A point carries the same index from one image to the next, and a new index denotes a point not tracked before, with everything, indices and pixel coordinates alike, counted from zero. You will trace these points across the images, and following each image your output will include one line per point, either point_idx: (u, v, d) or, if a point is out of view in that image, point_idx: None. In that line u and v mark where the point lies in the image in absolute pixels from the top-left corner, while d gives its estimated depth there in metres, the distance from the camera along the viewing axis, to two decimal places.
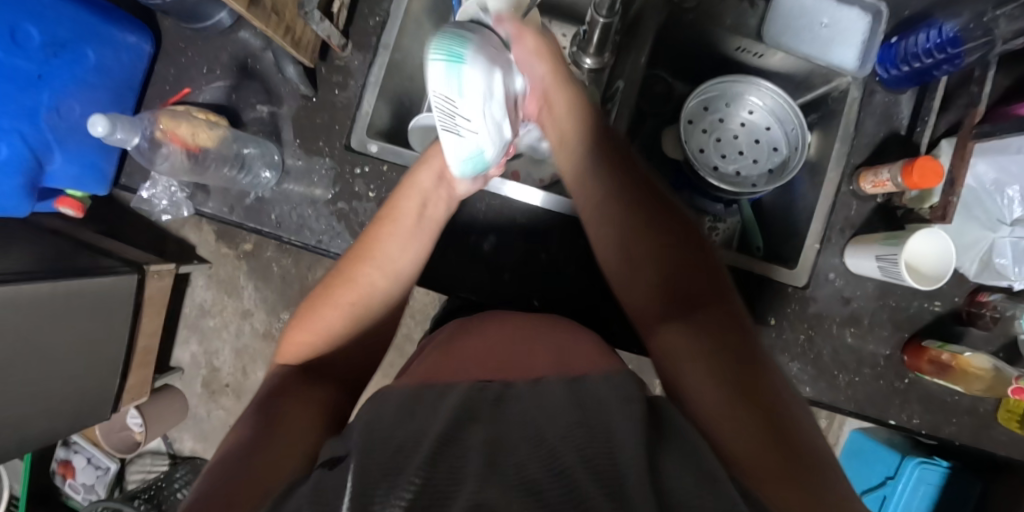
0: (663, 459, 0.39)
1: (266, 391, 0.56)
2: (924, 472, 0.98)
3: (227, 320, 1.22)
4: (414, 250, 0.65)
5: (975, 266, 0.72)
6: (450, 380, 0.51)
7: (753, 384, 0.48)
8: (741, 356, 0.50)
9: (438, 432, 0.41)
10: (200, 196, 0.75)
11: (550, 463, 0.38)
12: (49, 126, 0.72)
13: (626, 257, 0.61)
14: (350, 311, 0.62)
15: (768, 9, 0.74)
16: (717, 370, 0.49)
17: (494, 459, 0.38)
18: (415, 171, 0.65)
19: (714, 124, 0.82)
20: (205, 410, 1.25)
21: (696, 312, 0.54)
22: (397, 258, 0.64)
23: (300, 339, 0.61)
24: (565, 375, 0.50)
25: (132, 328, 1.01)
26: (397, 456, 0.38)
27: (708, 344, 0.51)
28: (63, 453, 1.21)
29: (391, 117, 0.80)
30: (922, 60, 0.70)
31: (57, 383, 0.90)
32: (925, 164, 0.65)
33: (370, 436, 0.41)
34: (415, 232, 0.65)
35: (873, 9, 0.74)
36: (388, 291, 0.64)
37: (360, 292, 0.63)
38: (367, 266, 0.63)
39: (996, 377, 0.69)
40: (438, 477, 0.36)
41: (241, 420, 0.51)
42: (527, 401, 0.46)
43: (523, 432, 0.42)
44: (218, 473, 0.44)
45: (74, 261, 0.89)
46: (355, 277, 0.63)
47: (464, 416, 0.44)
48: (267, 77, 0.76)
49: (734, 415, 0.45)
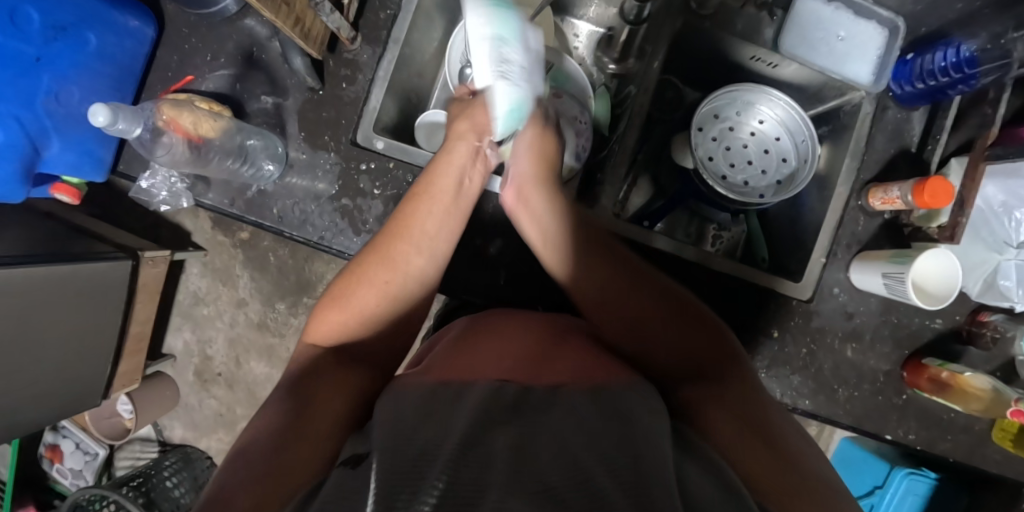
0: (694, 480, 0.38)
1: (297, 371, 0.54)
2: (911, 483, 0.99)
3: (221, 309, 1.20)
4: (447, 221, 0.62)
5: (978, 286, 0.73)
6: (474, 377, 0.50)
7: (769, 429, 0.48)
8: (754, 410, 0.50)
9: (460, 435, 0.39)
10: (201, 188, 0.73)
11: (574, 470, 0.37)
12: (47, 113, 0.70)
13: (623, 328, 0.58)
14: (389, 291, 0.59)
15: (784, 21, 0.74)
16: (740, 424, 0.48)
17: (520, 462, 0.37)
18: (453, 148, 0.63)
19: (723, 132, 0.82)
20: (196, 399, 1.24)
21: (705, 372, 0.54)
22: (431, 234, 0.61)
23: (333, 319, 0.58)
24: (585, 386, 0.49)
25: (125, 314, 0.99)
26: (421, 459, 0.37)
27: (722, 396, 0.51)
28: (51, 438, 1.19)
29: (398, 113, 0.78)
30: (938, 79, 0.70)
31: (47, 366, 0.88)
32: (937, 183, 0.65)
33: (393, 435, 0.40)
34: (446, 209, 0.62)
35: (890, 24, 0.74)
36: (422, 267, 0.61)
37: (395, 267, 0.59)
38: (402, 245, 0.60)
39: (995, 399, 0.69)
40: (464, 479, 0.35)
41: (275, 409, 0.49)
42: (551, 407, 0.45)
43: (545, 434, 0.41)
44: (248, 462, 0.43)
45: (66, 245, 0.87)
46: (394, 257, 0.59)
47: (484, 416, 0.42)
48: (273, 67, 0.75)
49: (759, 456, 0.45)
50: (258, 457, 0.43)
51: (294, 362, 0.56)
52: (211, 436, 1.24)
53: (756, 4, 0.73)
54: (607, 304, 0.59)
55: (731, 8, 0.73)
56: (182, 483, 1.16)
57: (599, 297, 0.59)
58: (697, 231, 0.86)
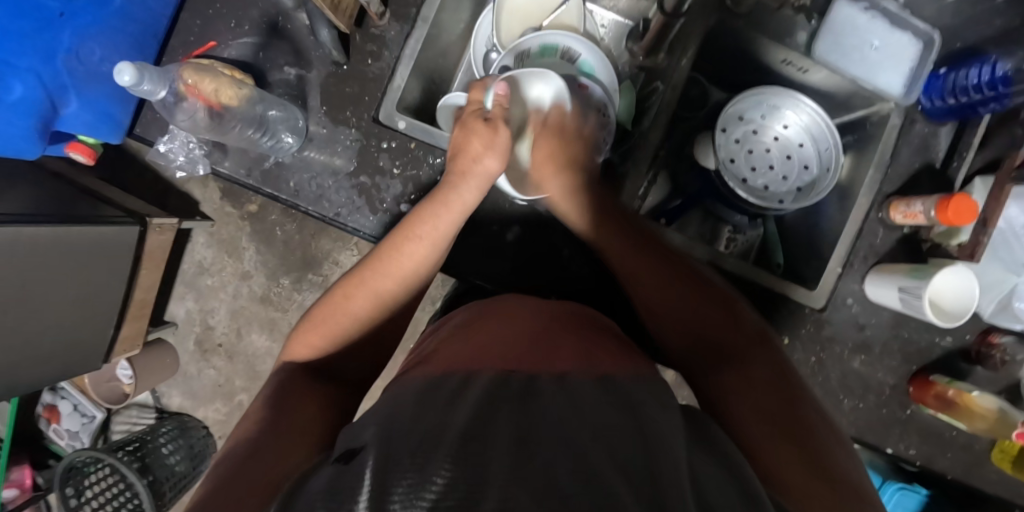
0: (705, 475, 0.38)
1: (274, 387, 0.54)
2: (902, 498, 0.99)
3: (225, 280, 1.19)
4: (431, 259, 0.61)
5: (992, 307, 0.72)
6: (475, 368, 0.49)
7: (792, 422, 0.48)
8: (774, 390, 0.50)
9: (462, 426, 0.39)
10: (217, 155, 0.73)
11: (581, 464, 0.36)
12: (66, 69, 0.69)
13: (667, 311, 0.59)
14: (368, 322, 0.59)
15: (819, 28, 0.73)
16: (766, 425, 0.47)
17: (522, 453, 0.37)
18: (461, 187, 0.62)
19: (748, 134, 0.81)
20: (196, 368, 1.23)
21: (739, 364, 0.54)
22: (416, 272, 0.60)
23: (312, 340, 0.58)
24: (592, 374, 0.49)
25: (129, 280, 0.98)
26: (420, 452, 0.36)
27: (753, 384, 0.51)
28: (49, 398, 1.18)
29: (421, 92, 0.78)
30: (970, 95, 0.70)
31: (47, 329, 0.87)
32: (961, 200, 0.64)
33: (388, 433, 0.40)
34: (437, 246, 0.61)
35: (925, 36, 0.73)
36: (399, 298, 0.60)
37: (377, 298, 0.59)
38: (387, 278, 0.59)
39: (1001, 419, 0.69)
40: (464, 471, 0.34)
41: (256, 419, 0.49)
42: (558, 393, 0.45)
43: (550, 420, 0.41)
44: (229, 465, 0.43)
45: (74, 208, 0.87)
46: (369, 284, 0.59)
47: (489, 407, 0.42)
48: (298, 39, 0.74)
49: (773, 445, 0.46)
50: (244, 465, 0.42)
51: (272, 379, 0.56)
52: (209, 407, 1.24)
53: (793, 7, 0.72)
54: (644, 280, 0.61)
55: (765, 10, 0.72)
56: (177, 451, 1.16)
57: (632, 266, 0.62)
58: (711, 231, 0.85)
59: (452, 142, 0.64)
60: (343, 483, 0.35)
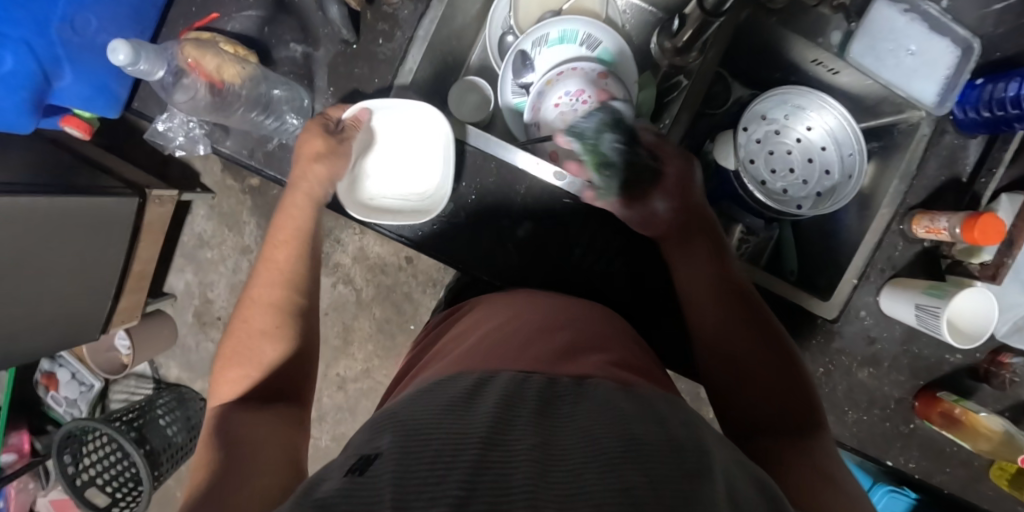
0: (738, 488, 0.35)
1: (213, 428, 0.54)
2: (890, 500, 1.00)
3: (225, 254, 1.18)
4: (305, 256, 0.64)
5: (1006, 327, 0.72)
6: (491, 369, 0.47)
7: (837, 483, 0.46)
8: (819, 455, 0.49)
9: (482, 432, 0.35)
10: (219, 135, 0.70)
11: (608, 475, 0.32)
12: (61, 41, 0.66)
13: (729, 345, 0.59)
14: (278, 331, 0.60)
15: (858, 28, 0.69)
16: (813, 469, 0.47)
17: (544, 466, 0.33)
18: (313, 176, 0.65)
19: (769, 134, 0.78)
20: (194, 340, 1.23)
21: (790, 421, 0.53)
22: (297, 270, 0.63)
23: (235, 373, 0.58)
24: (613, 380, 0.45)
25: (128, 250, 0.96)
26: (437, 465, 0.33)
27: (801, 444, 0.50)
28: (48, 365, 1.17)
29: (433, 74, 0.75)
30: (1006, 109, 0.67)
31: (47, 300, 0.85)
32: (989, 221, 0.62)
33: (406, 435, 0.36)
34: (304, 241, 0.65)
35: (964, 44, 0.70)
36: (296, 301, 0.62)
37: (274, 309, 0.61)
38: (268, 287, 0.61)
39: (1006, 442, 0.68)
40: (483, 488, 0.31)
41: (206, 460, 0.50)
42: (577, 400, 0.42)
43: (571, 429, 0.37)
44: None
45: (75, 178, 0.84)
46: (253, 298, 0.61)
47: (506, 411, 0.38)
48: (306, 14, 0.71)
49: (818, 494, 0.44)
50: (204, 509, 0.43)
51: (206, 425, 0.55)
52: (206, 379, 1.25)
53: (831, 5, 0.69)
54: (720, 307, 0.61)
55: (800, 5, 0.68)
56: (174, 423, 1.14)
57: (713, 290, 0.62)
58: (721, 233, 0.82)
59: (295, 144, 0.66)
60: (356, 487, 0.32)
